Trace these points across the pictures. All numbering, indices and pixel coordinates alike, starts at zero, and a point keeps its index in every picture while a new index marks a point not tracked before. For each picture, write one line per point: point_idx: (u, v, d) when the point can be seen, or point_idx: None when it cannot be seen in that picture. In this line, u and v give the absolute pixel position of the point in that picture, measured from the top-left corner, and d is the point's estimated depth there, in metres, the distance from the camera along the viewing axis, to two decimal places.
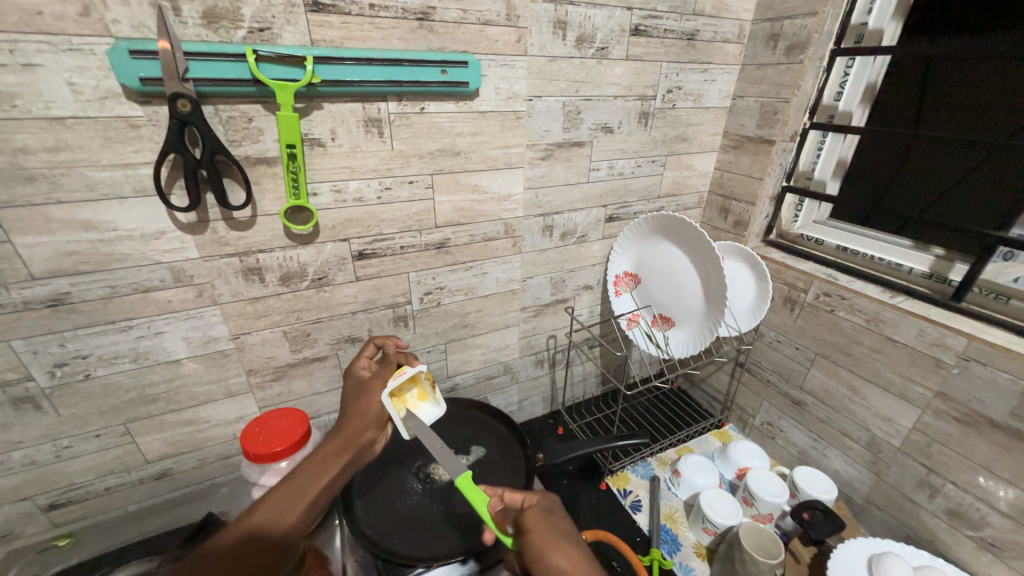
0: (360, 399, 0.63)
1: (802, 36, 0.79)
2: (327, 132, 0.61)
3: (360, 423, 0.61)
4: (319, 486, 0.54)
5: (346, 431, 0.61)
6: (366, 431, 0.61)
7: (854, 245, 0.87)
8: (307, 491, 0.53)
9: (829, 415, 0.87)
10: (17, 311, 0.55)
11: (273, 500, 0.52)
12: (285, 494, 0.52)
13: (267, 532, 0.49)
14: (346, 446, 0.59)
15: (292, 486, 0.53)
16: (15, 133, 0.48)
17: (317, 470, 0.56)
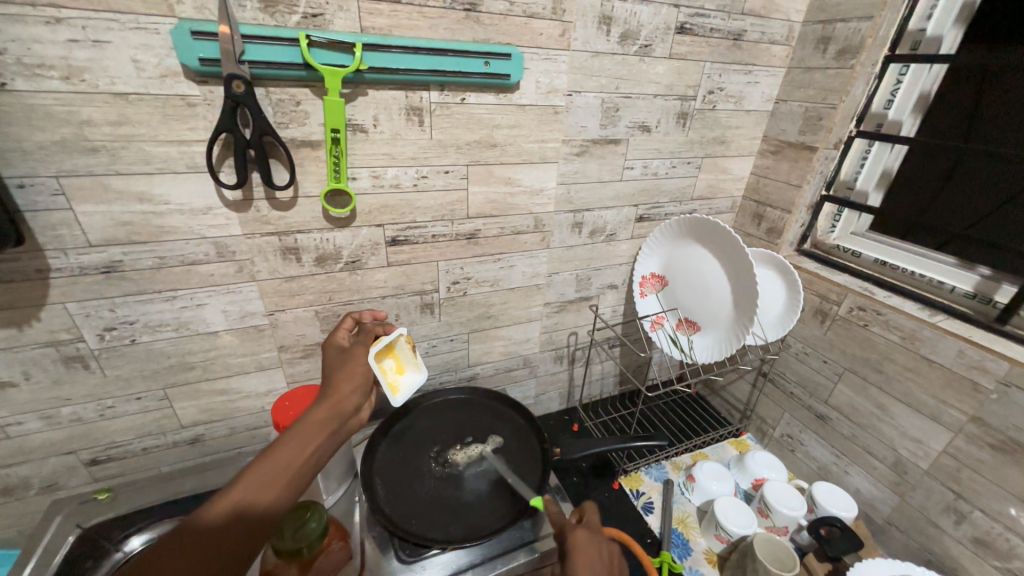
0: (345, 369, 0.59)
1: (855, 40, 0.76)
2: (369, 119, 0.62)
3: (348, 391, 0.56)
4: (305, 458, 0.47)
5: (333, 397, 0.54)
6: (353, 399, 0.56)
7: (894, 260, 0.84)
8: (301, 465, 0.46)
9: (854, 431, 0.85)
10: (73, 275, 0.58)
11: (265, 474, 0.44)
12: (277, 468, 0.44)
13: (257, 512, 0.41)
14: (338, 416, 0.53)
15: (285, 459, 0.46)
16: (82, 106, 0.50)
17: (306, 439, 0.48)
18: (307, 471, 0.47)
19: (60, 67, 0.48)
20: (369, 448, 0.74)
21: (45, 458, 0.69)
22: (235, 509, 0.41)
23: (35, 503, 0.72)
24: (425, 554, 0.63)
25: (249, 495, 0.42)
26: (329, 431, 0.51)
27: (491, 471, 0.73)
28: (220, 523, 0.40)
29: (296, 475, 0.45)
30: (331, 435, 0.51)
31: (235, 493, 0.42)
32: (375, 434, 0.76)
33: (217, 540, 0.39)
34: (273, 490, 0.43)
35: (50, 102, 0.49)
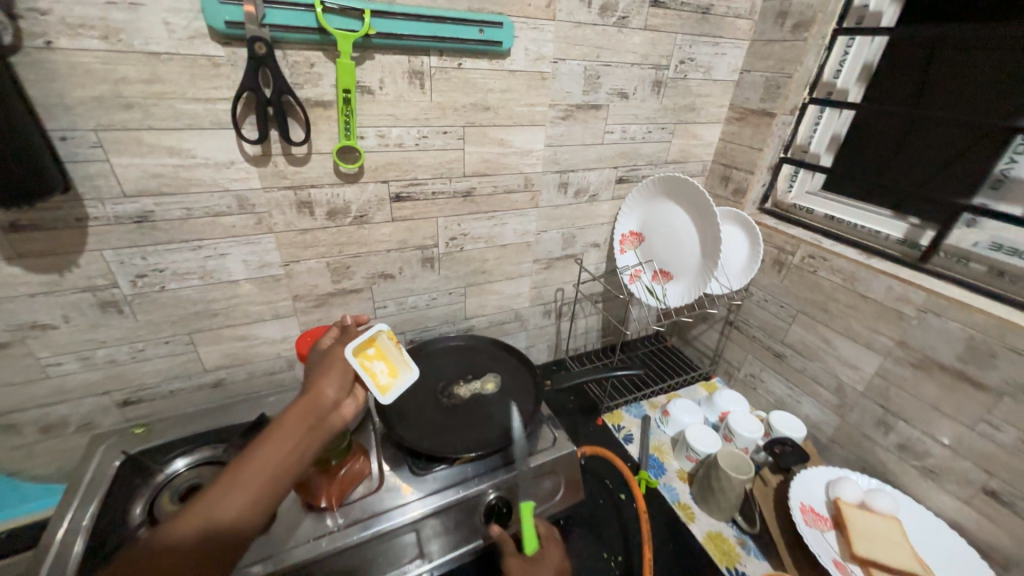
0: (328, 363, 0.57)
1: (808, 15, 0.86)
2: (375, 81, 0.69)
3: (326, 387, 0.55)
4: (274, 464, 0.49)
5: (308, 396, 0.54)
6: (330, 393, 0.55)
7: (841, 214, 0.96)
8: (276, 474, 0.49)
9: (805, 365, 0.97)
10: (110, 224, 0.64)
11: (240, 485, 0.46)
12: (246, 476, 0.47)
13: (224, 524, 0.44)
14: (315, 416, 0.53)
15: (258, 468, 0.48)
16: (119, 65, 0.55)
17: (278, 444, 0.50)
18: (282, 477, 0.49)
19: (100, 28, 0.53)
20: None
21: (82, 399, 0.75)
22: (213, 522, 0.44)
23: (73, 440, 0.78)
24: (435, 467, 0.72)
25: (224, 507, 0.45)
26: (306, 435, 0.51)
27: (490, 403, 0.82)
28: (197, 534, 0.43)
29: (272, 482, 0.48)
30: (310, 437, 0.52)
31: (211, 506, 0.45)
32: None
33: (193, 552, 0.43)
34: (247, 503, 0.46)
35: (90, 60, 0.54)
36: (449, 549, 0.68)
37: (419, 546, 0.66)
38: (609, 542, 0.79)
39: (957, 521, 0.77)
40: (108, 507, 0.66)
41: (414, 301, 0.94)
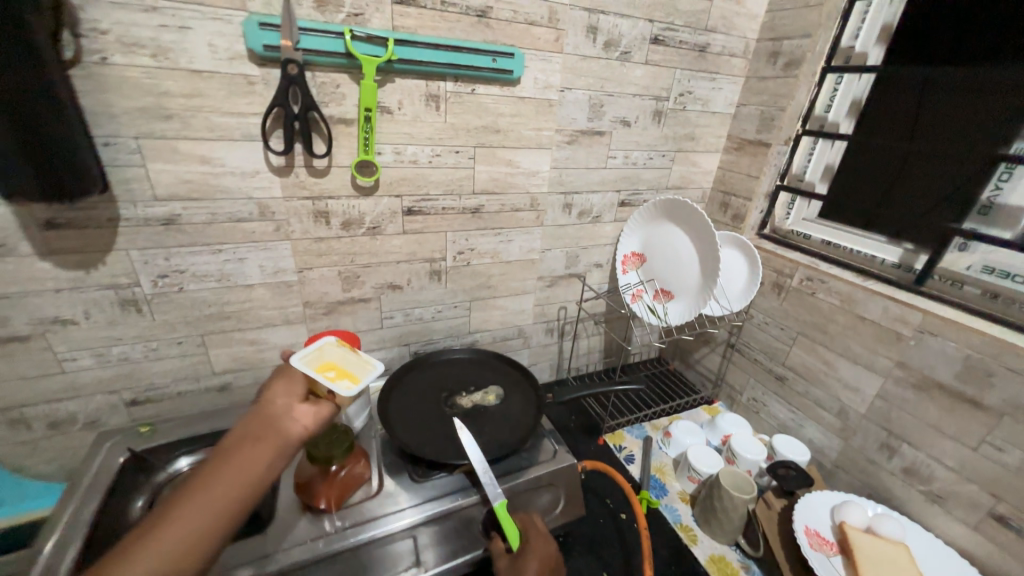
0: (277, 379, 0.59)
1: (798, 54, 0.92)
2: (395, 102, 0.74)
3: (274, 399, 0.56)
4: (237, 470, 0.48)
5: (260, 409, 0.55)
6: (282, 401, 0.56)
7: (837, 240, 0.99)
8: (219, 501, 0.46)
9: (807, 387, 0.98)
10: (139, 225, 0.67)
11: (176, 518, 0.44)
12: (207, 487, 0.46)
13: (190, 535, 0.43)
14: (264, 429, 0.52)
15: (198, 497, 0.46)
16: (164, 80, 0.61)
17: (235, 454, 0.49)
18: (226, 505, 0.46)
19: (151, 47, 0.59)
20: (386, 391, 0.84)
21: (91, 396, 0.76)
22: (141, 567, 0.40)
23: (78, 439, 0.79)
24: (434, 474, 0.72)
25: (164, 545, 0.42)
26: (254, 450, 0.50)
27: (492, 414, 0.83)
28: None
29: (214, 512, 0.45)
30: (258, 451, 0.50)
31: (140, 549, 0.41)
32: (391, 382, 0.87)
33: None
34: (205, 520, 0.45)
35: (140, 75, 0.59)
36: (445, 559, 0.66)
37: (414, 553, 0.65)
38: (609, 562, 0.77)
39: (967, 550, 0.75)
40: (108, 504, 0.66)
41: (420, 313, 0.96)
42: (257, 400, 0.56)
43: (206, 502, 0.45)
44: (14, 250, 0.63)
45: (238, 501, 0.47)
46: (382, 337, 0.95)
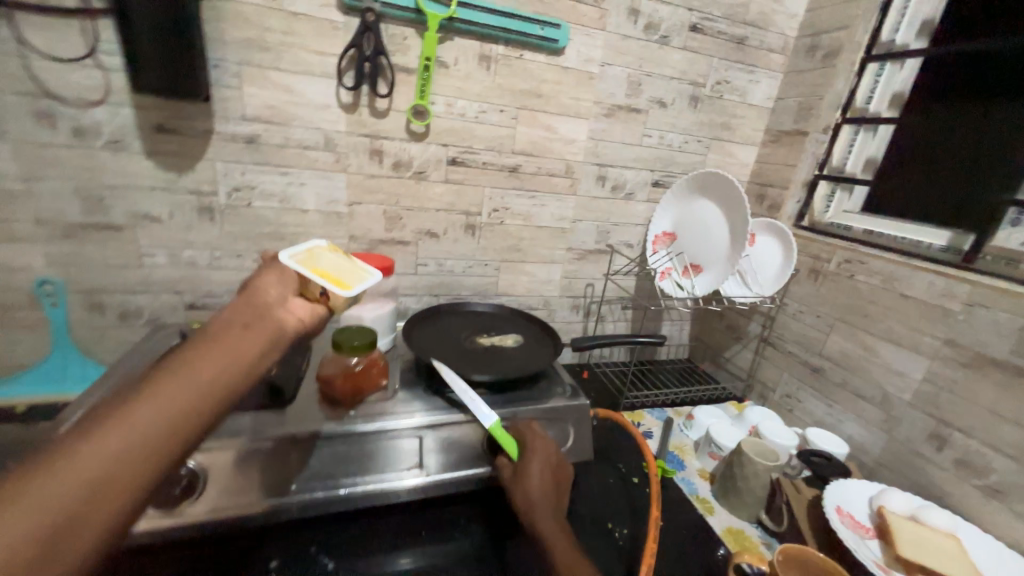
0: (266, 272, 0.52)
1: (836, 45, 0.96)
2: (452, 58, 0.84)
3: (264, 289, 0.50)
4: (222, 358, 0.41)
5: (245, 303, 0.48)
6: (273, 295, 0.50)
7: (880, 229, 0.96)
8: (201, 389, 0.39)
9: (846, 377, 0.92)
10: (227, 140, 0.79)
11: (151, 399, 0.36)
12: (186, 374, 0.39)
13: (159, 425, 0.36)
14: (255, 317, 0.46)
15: (177, 379, 0.38)
16: (269, 18, 0.74)
17: (221, 342, 0.42)
18: (213, 390, 0.39)
19: None
20: (412, 323, 0.89)
21: (158, 293, 0.86)
22: (106, 450, 0.33)
23: (138, 333, 0.88)
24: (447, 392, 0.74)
25: (131, 430, 0.34)
26: (245, 337, 0.44)
27: (509, 353, 0.84)
28: (82, 467, 0.31)
29: (197, 396, 0.38)
30: (249, 340, 0.44)
31: (104, 430, 0.33)
32: (418, 317, 0.92)
33: (77, 492, 0.31)
34: (179, 409, 0.37)
35: (251, 11, 0.73)
36: (445, 469, 0.66)
37: (417, 455, 0.66)
38: (615, 514, 0.72)
39: None
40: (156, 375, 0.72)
41: (452, 265, 1.02)
42: (244, 288, 0.49)
43: (185, 384, 0.38)
44: (129, 147, 0.75)
45: (226, 389, 0.40)
46: (415, 283, 1.00)
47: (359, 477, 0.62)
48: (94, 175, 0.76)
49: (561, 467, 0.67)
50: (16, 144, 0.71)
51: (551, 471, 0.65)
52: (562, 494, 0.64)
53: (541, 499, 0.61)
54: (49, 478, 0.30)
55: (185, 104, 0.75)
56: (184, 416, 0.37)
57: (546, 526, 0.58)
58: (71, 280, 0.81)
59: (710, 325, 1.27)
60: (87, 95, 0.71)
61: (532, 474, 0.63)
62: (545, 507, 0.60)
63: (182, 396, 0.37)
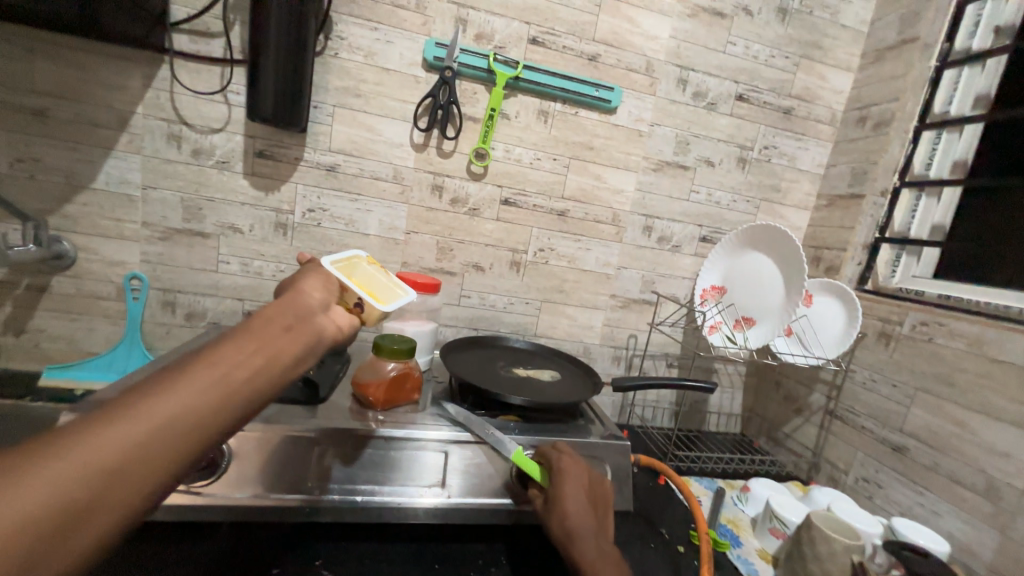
0: (311, 275, 0.49)
1: (887, 116, 0.98)
2: (514, 112, 0.95)
3: (310, 290, 0.45)
4: (268, 350, 0.36)
5: (292, 296, 0.43)
6: (320, 296, 0.46)
7: (958, 293, 0.86)
8: (242, 377, 0.34)
9: (935, 458, 0.79)
10: (312, 167, 0.90)
11: (179, 387, 0.31)
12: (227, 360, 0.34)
13: (194, 414, 0.31)
14: (300, 316, 0.41)
15: (210, 370, 0.33)
16: (366, 72, 0.88)
17: (265, 331, 0.38)
18: (246, 388, 0.34)
19: (365, 50, 0.87)
20: (452, 345, 0.90)
21: (224, 298, 0.93)
22: (110, 448, 0.27)
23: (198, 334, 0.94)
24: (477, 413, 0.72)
25: (159, 417, 0.29)
26: (287, 337, 0.39)
27: (546, 385, 0.81)
28: (88, 458, 0.27)
29: (230, 393, 0.33)
30: (294, 336, 0.39)
31: (121, 416, 0.29)
32: (459, 340, 0.92)
33: (78, 487, 0.26)
34: (218, 398, 0.32)
35: (353, 66, 0.87)
36: (467, 493, 0.62)
37: (440, 472, 0.62)
38: None
39: None
40: None
41: (494, 300, 1.03)
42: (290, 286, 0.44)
43: (219, 377, 0.33)
44: (232, 167, 0.88)
45: (260, 390, 0.35)
46: (457, 314, 1.02)
47: (378, 486, 0.60)
48: (199, 188, 0.88)
49: (599, 488, 0.60)
50: (146, 158, 0.85)
51: (586, 493, 0.58)
52: (603, 520, 0.57)
53: (584, 524, 0.54)
54: (51, 466, 0.26)
55: (285, 135, 0.88)
56: (212, 414, 0.32)
57: (587, 559, 0.51)
58: (155, 278, 0.90)
59: (766, 395, 1.16)
60: (211, 123, 0.85)
61: (568, 496, 0.57)
62: (584, 537, 0.53)
63: (212, 389, 0.32)
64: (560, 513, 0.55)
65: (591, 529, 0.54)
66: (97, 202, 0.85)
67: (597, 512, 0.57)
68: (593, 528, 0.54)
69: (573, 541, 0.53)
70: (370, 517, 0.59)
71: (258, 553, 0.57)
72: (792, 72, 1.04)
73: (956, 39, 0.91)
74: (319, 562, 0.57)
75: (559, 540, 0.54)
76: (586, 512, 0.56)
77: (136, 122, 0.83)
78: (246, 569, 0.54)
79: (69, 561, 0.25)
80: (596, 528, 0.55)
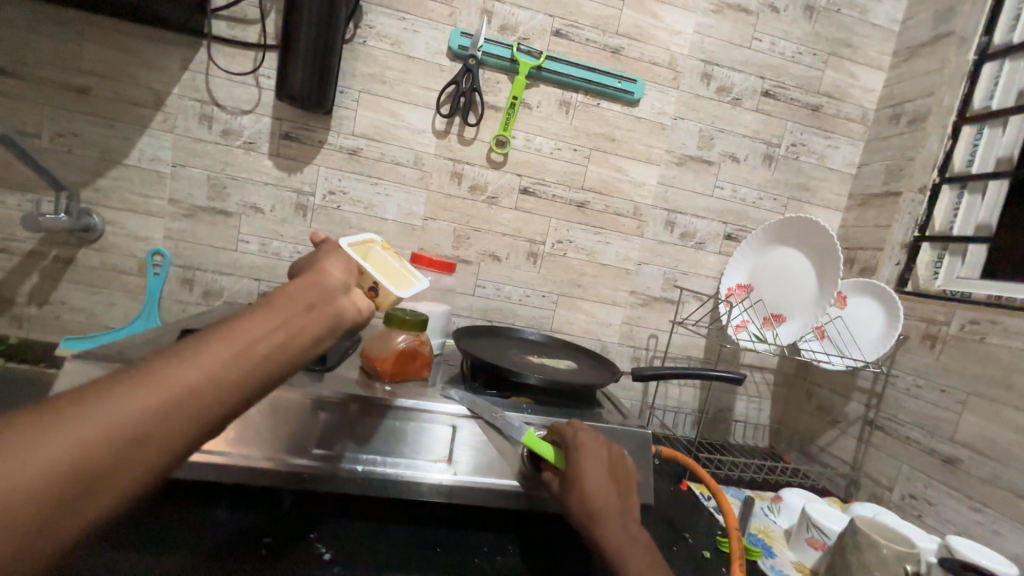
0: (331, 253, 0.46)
1: (923, 111, 0.95)
2: (536, 102, 0.95)
3: (331, 270, 0.43)
4: (285, 333, 0.35)
5: (313, 276, 0.42)
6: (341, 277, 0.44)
7: (1008, 293, 0.78)
8: (256, 359, 0.33)
9: (994, 470, 0.71)
10: (335, 150, 0.92)
11: (195, 360, 0.30)
12: (242, 340, 0.33)
13: (205, 395, 0.30)
14: (319, 297, 0.40)
15: (227, 345, 0.32)
16: (393, 59, 0.90)
17: (282, 312, 0.36)
18: (262, 366, 0.33)
19: (393, 39, 0.89)
20: (467, 330, 0.88)
21: (240, 277, 0.93)
22: (115, 424, 0.26)
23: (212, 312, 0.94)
24: (488, 393, 0.69)
25: (169, 396, 0.28)
26: (305, 319, 0.37)
27: (562, 370, 0.78)
28: (100, 426, 0.26)
29: (245, 369, 0.32)
30: (310, 320, 0.38)
31: (135, 385, 0.28)
32: (474, 327, 0.90)
33: (87, 455, 0.25)
34: (230, 380, 0.31)
35: (381, 54, 0.90)
36: (474, 472, 0.60)
37: (446, 449, 0.60)
38: None
39: None
40: None
41: (510, 291, 1.01)
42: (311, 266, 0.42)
43: (235, 353, 0.32)
44: (259, 148, 0.90)
45: (276, 369, 0.34)
46: (471, 304, 1.00)
47: (382, 458, 0.58)
48: (225, 167, 0.90)
49: (620, 461, 0.56)
50: (178, 137, 0.88)
51: (607, 470, 0.54)
52: (627, 496, 0.54)
53: (607, 504, 0.52)
54: (63, 433, 0.25)
55: (312, 119, 0.90)
56: (225, 390, 0.31)
57: (612, 542, 0.49)
58: (176, 255, 0.91)
59: (797, 405, 1.08)
60: (242, 105, 0.88)
61: (587, 473, 0.53)
62: (607, 520, 0.50)
63: (228, 365, 0.31)
64: (580, 493, 0.52)
65: (615, 508, 0.51)
66: (128, 177, 0.88)
67: (621, 489, 0.54)
68: (618, 508, 0.52)
69: (597, 522, 0.51)
70: (371, 489, 0.57)
71: (253, 520, 0.54)
72: (820, 69, 1.02)
73: (994, 33, 0.88)
74: (314, 535, 0.54)
75: (580, 521, 0.52)
76: (609, 490, 0.53)
77: (172, 102, 0.87)
78: (239, 535, 0.52)
79: (78, 528, 0.25)
80: (619, 508, 0.52)
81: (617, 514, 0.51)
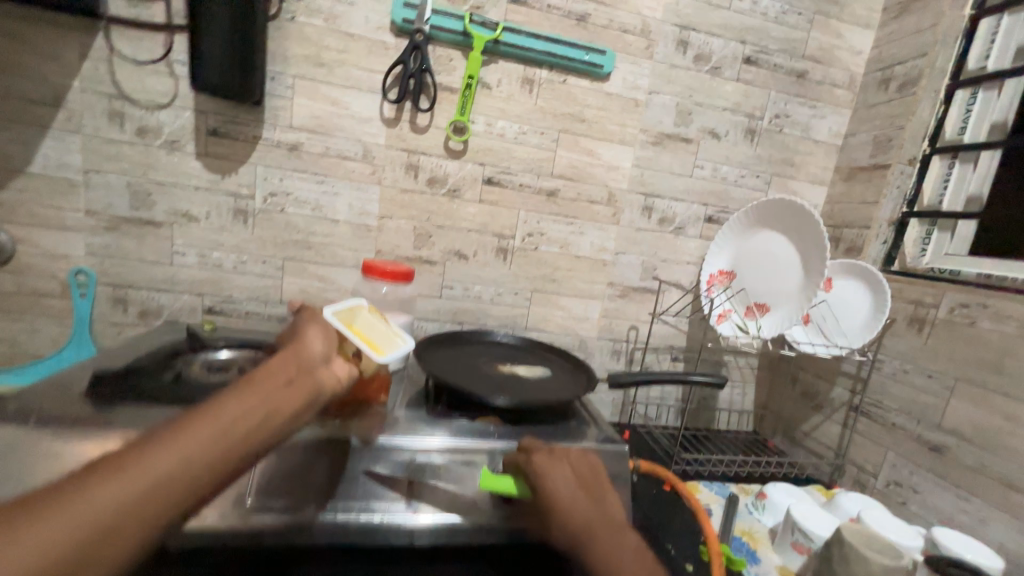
0: (309, 326, 0.49)
1: (914, 73, 0.88)
2: (494, 80, 0.85)
3: (310, 345, 0.46)
4: (261, 416, 0.38)
5: (291, 353, 0.45)
6: (317, 352, 0.46)
7: (999, 270, 0.75)
8: (235, 443, 0.36)
9: (982, 458, 0.69)
10: (271, 146, 0.81)
11: (178, 444, 0.34)
12: (219, 425, 0.36)
13: (185, 479, 0.33)
14: (295, 376, 0.43)
15: (207, 430, 0.35)
16: (326, 37, 0.79)
17: (258, 394, 0.39)
18: (239, 450, 0.36)
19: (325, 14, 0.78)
20: (434, 338, 0.81)
21: (181, 293, 0.85)
22: (104, 510, 0.30)
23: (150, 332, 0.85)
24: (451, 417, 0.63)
25: (150, 484, 0.32)
26: (280, 399, 0.40)
27: (537, 382, 0.72)
28: (93, 510, 0.29)
29: (224, 453, 0.35)
30: (285, 402, 0.41)
31: (127, 470, 0.32)
32: (442, 333, 0.84)
33: (71, 543, 0.28)
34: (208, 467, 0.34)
35: (313, 31, 0.78)
36: (440, 509, 0.55)
37: (406, 486, 0.55)
38: None
39: None
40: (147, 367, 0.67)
41: (479, 290, 0.94)
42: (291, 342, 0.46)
43: (215, 437, 0.35)
44: (183, 147, 0.79)
45: (252, 450, 0.37)
46: (438, 307, 0.93)
47: (334, 501, 0.52)
48: (147, 171, 0.79)
49: (582, 462, 0.53)
50: (86, 138, 0.77)
51: (574, 477, 0.51)
52: (602, 494, 0.51)
53: (593, 514, 0.48)
54: (61, 515, 0.29)
55: (241, 111, 0.79)
56: (205, 472, 0.34)
57: (607, 554, 0.45)
58: (102, 273, 0.82)
59: (782, 389, 1.06)
60: (157, 99, 0.77)
61: (560, 488, 0.50)
62: (593, 532, 0.47)
63: (202, 452, 0.34)
64: (564, 511, 0.48)
65: (601, 516, 0.48)
66: (34, 188, 0.77)
67: (598, 491, 0.51)
68: (602, 514, 0.48)
69: (592, 539, 0.46)
70: (323, 536, 0.51)
71: None
72: (806, 30, 0.94)
73: None
74: None
75: (571, 548, 0.47)
76: (589, 499, 0.49)
77: (74, 97, 0.75)
78: None
79: None
80: (600, 514, 0.48)
81: (606, 522, 0.47)
